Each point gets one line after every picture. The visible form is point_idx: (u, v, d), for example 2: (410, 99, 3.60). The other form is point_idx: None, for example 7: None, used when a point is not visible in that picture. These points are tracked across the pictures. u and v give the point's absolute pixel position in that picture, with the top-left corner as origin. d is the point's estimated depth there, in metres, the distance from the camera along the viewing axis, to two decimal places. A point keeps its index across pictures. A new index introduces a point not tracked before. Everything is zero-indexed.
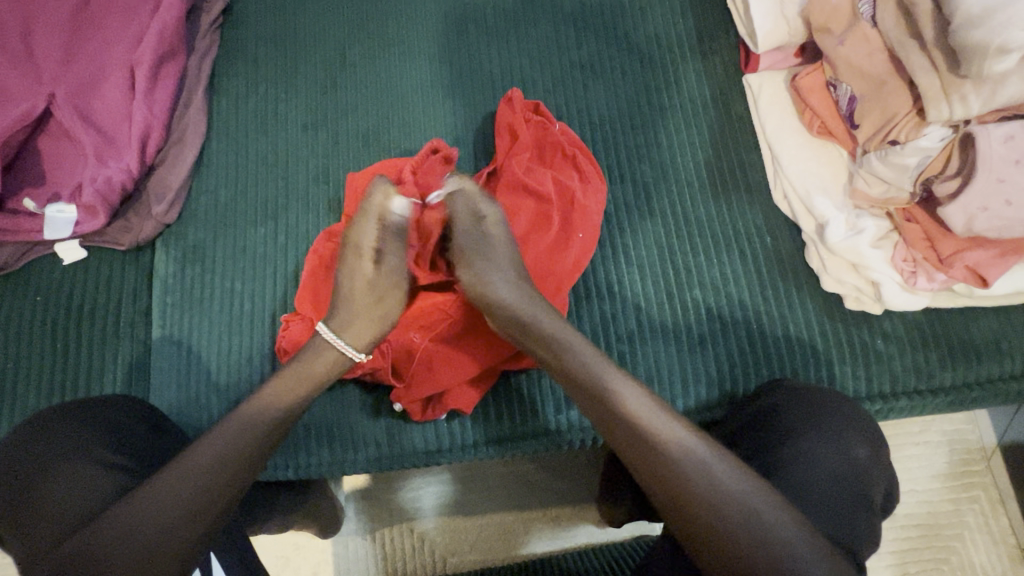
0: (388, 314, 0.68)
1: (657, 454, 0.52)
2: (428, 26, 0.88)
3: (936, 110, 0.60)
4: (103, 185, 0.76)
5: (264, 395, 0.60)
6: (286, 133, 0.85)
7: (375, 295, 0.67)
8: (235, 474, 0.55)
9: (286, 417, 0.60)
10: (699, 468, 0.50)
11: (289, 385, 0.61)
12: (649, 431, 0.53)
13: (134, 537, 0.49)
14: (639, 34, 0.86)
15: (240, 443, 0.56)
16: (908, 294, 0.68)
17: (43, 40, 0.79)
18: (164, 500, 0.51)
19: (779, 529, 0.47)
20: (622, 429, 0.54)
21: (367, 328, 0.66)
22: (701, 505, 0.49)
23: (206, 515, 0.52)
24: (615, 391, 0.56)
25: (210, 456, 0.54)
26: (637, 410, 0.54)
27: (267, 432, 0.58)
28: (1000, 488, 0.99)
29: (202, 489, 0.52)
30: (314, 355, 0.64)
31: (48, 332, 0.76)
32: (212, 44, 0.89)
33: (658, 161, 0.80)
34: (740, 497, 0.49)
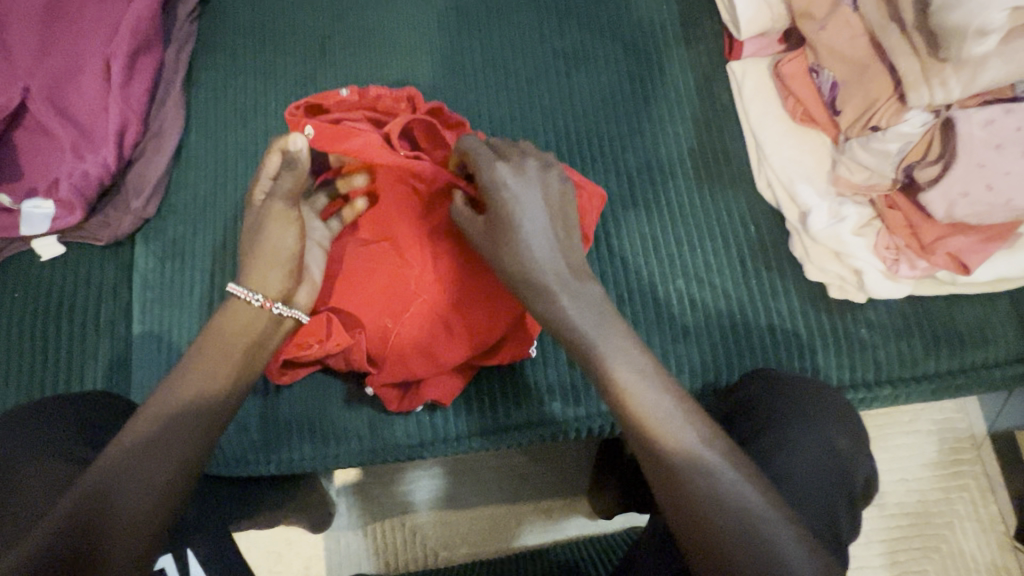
0: (281, 244, 0.60)
1: (668, 461, 0.49)
2: (409, 15, 0.86)
3: (916, 95, 0.59)
4: (80, 180, 0.76)
5: (195, 364, 0.54)
6: (265, 125, 0.84)
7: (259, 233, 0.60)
8: (176, 451, 0.50)
9: (219, 387, 0.54)
10: (703, 476, 0.48)
11: (216, 356, 0.55)
12: (661, 435, 0.49)
13: (75, 523, 0.45)
14: (622, 21, 0.85)
15: (172, 420, 0.50)
16: (890, 282, 0.68)
17: (16, 32, 0.78)
18: (99, 486, 0.47)
19: (778, 544, 0.45)
20: (635, 428, 0.50)
21: (262, 264, 0.59)
22: (704, 513, 0.47)
23: (146, 497, 0.47)
24: (634, 389, 0.51)
25: (142, 434, 0.50)
26: (653, 409, 0.50)
27: (205, 404, 0.52)
28: (989, 476, 0.99)
29: (137, 469, 0.48)
30: (222, 321, 0.57)
31: (27, 328, 0.76)
32: (190, 35, 0.88)
33: (641, 150, 0.79)
34: (739, 512, 0.46)
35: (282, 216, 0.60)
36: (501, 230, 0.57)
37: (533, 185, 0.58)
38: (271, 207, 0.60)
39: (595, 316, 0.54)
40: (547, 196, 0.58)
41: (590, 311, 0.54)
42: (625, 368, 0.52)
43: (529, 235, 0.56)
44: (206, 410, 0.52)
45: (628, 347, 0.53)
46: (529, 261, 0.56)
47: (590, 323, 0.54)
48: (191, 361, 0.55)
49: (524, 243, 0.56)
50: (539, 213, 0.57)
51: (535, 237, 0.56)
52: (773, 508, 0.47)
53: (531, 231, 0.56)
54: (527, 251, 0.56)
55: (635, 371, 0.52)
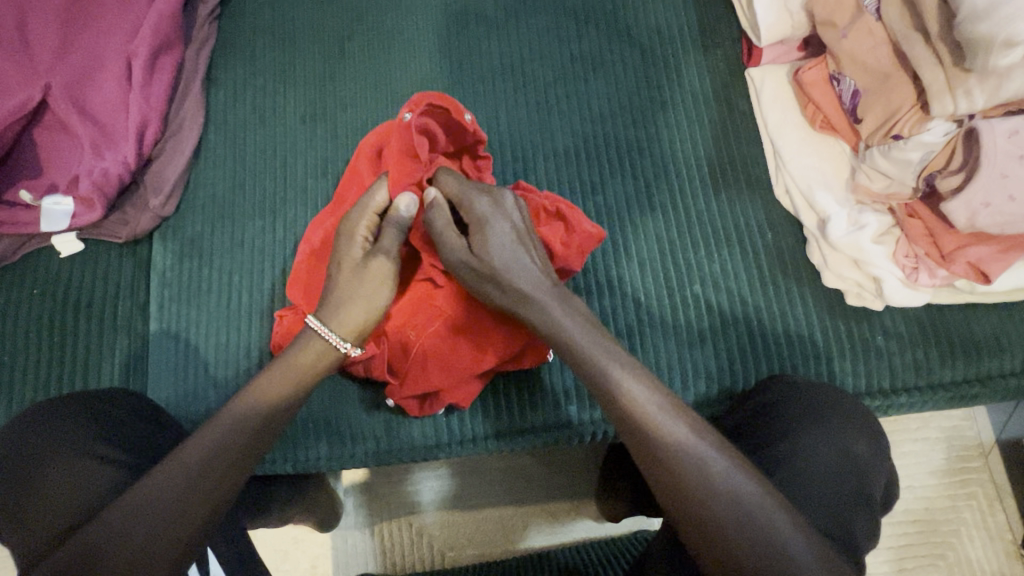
0: (374, 298, 0.61)
1: (663, 457, 0.50)
2: (427, 17, 0.87)
3: (940, 104, 0.60)
4: (100, 177, 0.76)
5: (252, 390, 0.56)
6: (284, 125, 0.84)
7: (358, 275, 0.61)
8: (225, 473, 0.52)
9: (276, 409, 0.56)
10: (696, 467, 0.49)
11: (278, 380, 0.57)
12: (651, 428, 0.51)
13: (127, 537, 0.48)
14: (641, 26, 0.85)
15: (227, 439, 0.53)
16: (909, 290, 0.68)
17: (39, 29, 0.78)
18: (149, 500, 0.49)
19: (777, 533, 0.46)
20: (627, 421, 0.53)
21: (355, 310, 0.60)
22: (704, 507, 0.48)
23: (195, 515, 0.50)
24: (622, 386, 0.53)
25: (195, 454, 0.52)
26: (640, 403, 0.52)
27: (257, 425, 0.55)
28: (997, 485, 0.99)
29: (186, 489, 0.50)
30: (300, 350, 0.59)
31: (44, 324, 0.76)
32: (210, 35, 0.88)
33: (659, 155, 0.80)
34: (734, 500, 0.47)
35: (382, 267, 0.62)
36: (481, 257, 0.60)
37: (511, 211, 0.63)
38: (379, 260, 0.62)
39: (582, 319, 0.58)
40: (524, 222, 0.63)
41: (577, 320, 0.58)
42: (613, 364, 0.55)
43: (506, 272, 0.59)
44: (260, 433, 0.55)
45: (612, 348, 0.57)
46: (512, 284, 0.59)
47: (575, 325, 0.58)
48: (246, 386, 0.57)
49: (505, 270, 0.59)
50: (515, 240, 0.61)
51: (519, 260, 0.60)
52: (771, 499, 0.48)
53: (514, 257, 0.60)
54: (511, 283, 0.59)
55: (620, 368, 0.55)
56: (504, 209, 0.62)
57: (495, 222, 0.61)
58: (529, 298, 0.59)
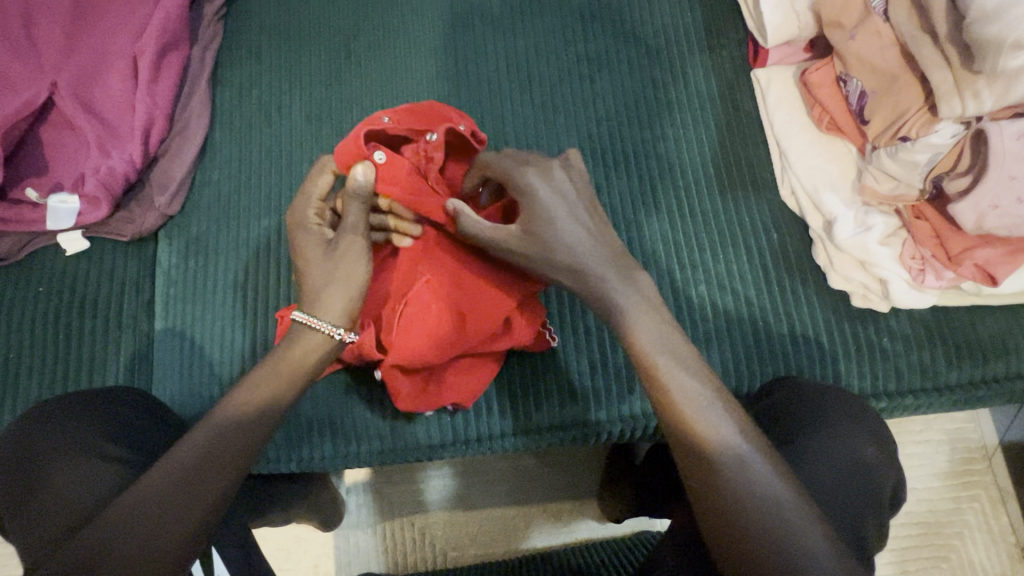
0: (351, 275, 0.58)
1: (706, 452, 0.49)
2: (433, 17, 0.87)
3: (948, 106, 0.60)
4: (106, 176, 0.76)
5: (242, 392, 0.55)
6: (289, 124, 0.84)
7: (331, 260, 0.59)
8: (222, 475, 0.51)
9: (266, 411, 0.54)
10: (740, 465, 0.48)
11: (270, 380, 0.55)
12: (699, 420, 0.50)
13: (126, 537, 0.47)
14: (647, 27, 0.85)
15: (218, 442, 0.52)
16: (915, 292, 0.68)
17: (46, 28, 0.78)
18: (143, 501, 0.49)
19: (807, 537, 0.45)
20: (673, 412, 0.51)
21: (335, 292, 0.58)
22: (739, 503, 0.47)
23: (192, 517, 0.49)
24: (674, 375, 0.51)
25: (186, 456, 0.51)
26: (689, 393, 0.51)
27: (247, 428, 0.53)
28: (1001, 487, 0.99)
29: (183, 491, 0.49)
30: (291, 345, 0.56)
31: (50, 322, 0.76)
32: (216, 34, 0.88)
33: (664, 155, 0.80)
34: (773, 502, 0.46)
35: (353, 244, 0.59)
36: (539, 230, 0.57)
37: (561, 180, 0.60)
38: (348, 237, 0.59)
39: (642, 297, 0.56)
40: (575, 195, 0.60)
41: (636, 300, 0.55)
42: (664, 353, 0.53)
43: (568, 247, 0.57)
44: (254, 436, 0.53)
45: (666, 334, 0.54)
46: (556, 249, 0.57)
47: (632, 308, 0.55)
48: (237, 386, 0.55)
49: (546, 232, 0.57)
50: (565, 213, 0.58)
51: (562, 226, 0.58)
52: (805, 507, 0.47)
53: (560, 230, 0.57)
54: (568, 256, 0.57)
55: (671, 357, 0.53)
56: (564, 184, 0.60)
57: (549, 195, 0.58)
58: (583, 273, 0.57)
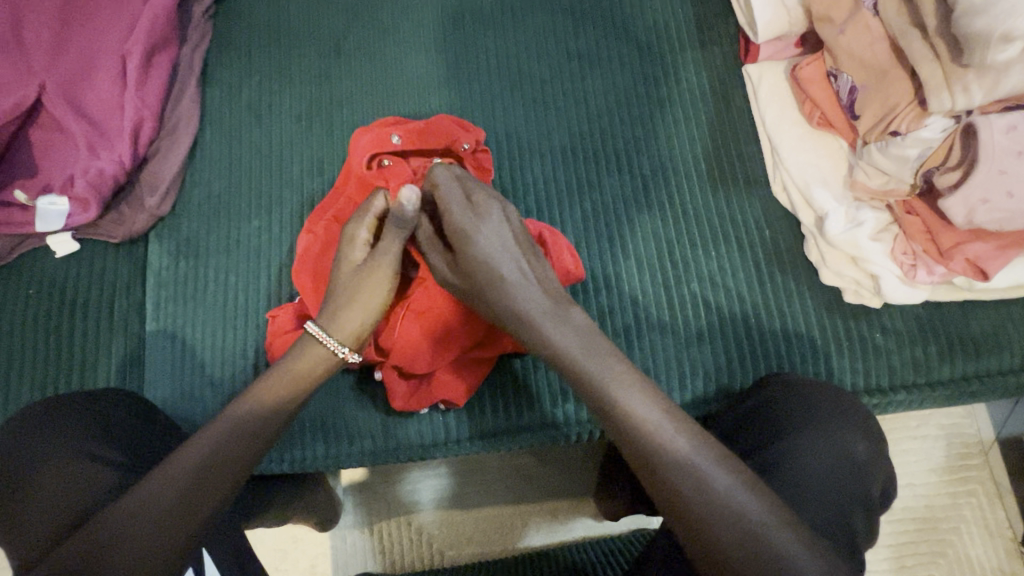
0: (370, 301, 0.61)
1: (661, 473, 0.48)
2: (424, 15, 0.86)
3: (937, 100, 0.59)
4: (95, 177, 0.76)
5: (252, 393, 0.55)
6: (279, 124, 0.84)
7: (357, 281, 0.61)
8: (223, 480, 0.51)
9: (277, 413, 0.55)
10: (694, 482, 0.47)
11: (277, 386, 0.56)
12: (650, 442, 0.49)
13: (126, 543, 0.47)
14: (638, 23, 0.85)
15: (229, 442, 0.52)
16: (907, 287, 0.68)
17: (33, 29, 0.78)
18: (149, 502, 0.48)
19: (778, 545, 0.45)
20: (621, 435, 0.51)
21: (354, 316, 0.60)
22: (696, 516, 0.46)
23: (189, 523, 0.49)
24: (622, 400, 0.51)
25: (194, 456, 0.51)
26: (637, 416, 0.50)
27: (255, 430, 0.54)
28: (998, 482, 0.98)
29: (191, 491, 0.50)
30: (301, 355, 0.58)
31: (40, 325, 0.76)
32: (205, 34, 0.88)
33: (656, 153, 0.79)
34: (733, 513, 0.46)
35: (381, 273, 0.61)
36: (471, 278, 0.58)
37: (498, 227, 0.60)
38: (376, 266, 0.61)
39: (579, 327, 0.56)
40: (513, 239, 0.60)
41: (574, 332, 0.55)
42: (617, 379, 0.52)
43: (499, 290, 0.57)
44: (259, 436, 0.54)
45: (611, 360, 0.53)
46: (503, 305, 0.57)
47: (570, 338, 0.55)
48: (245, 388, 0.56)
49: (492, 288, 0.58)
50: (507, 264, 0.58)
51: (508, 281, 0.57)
52: (774, 511, 0.46)
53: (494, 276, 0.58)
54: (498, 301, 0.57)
55: (624, 382, 0.52)
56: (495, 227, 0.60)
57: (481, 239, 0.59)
58: (518, 317, 0.57)
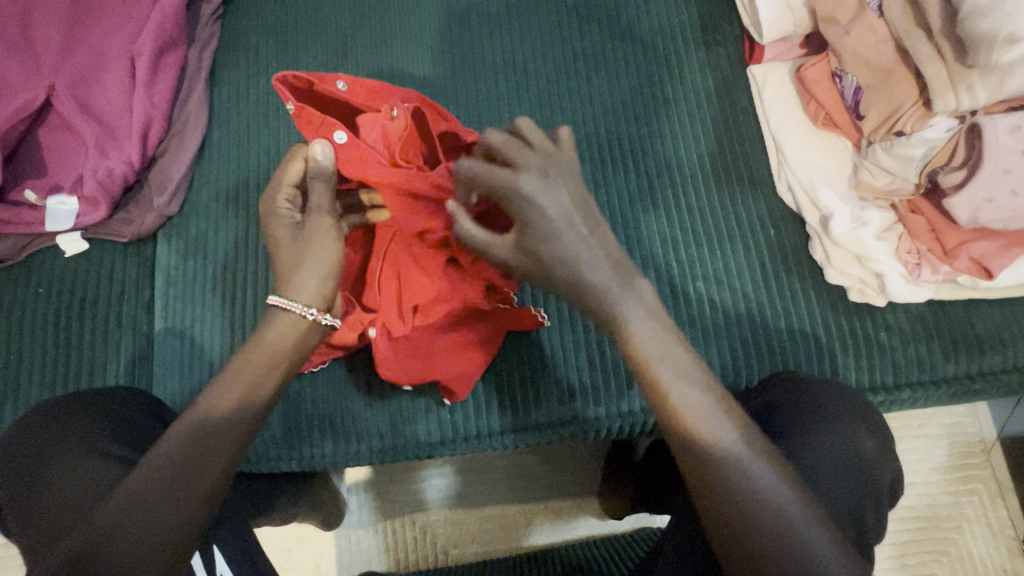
0: (322, 256, 0.56)
1: (710, 464, 0.48)
2: (430, 17, 0.87)
3: (942, 101, 0.60)
4: (105, 177, 0.76)
5: (225, 387, 0.53)
6: (287, 124, 0.84)
7: (304, 240, 0.57)
8: (211, 471, 0.50)
9: (254, 407, 0.53)
10: (742, 475, 0.48)
11: (247, 374, 0.54)
12: (701, 433, 0.49)
13: (118, 537, 0.47)
14: (643, 24, 0.85)
15: (206, 437, 0.51)
16: (911, 286, 0.68)
17: (43, 30, 0.78)
18: (135, 498, 0.48)
19: (812, 540, 0.46)
20: (675, 426, 0.49)
21: (309, 276, 0.56)
22: (740, 509, 0.47)
23: (180, 516, 0.49)
24: (679, 388, 0.50)
25: (172, 453, 0.50)
26: (691, 407, 0.49)
27: (234, 424, 0.52)
28: (999, 480, 0.99)
29: (172, 487, 0.49)
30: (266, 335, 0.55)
31: (49, 324, 0.76)
32: (213, 34, 0.88)
33: (661, 153, 0.80)
34: (777, 511, 0.46)
35: (323, 224, 0.57)
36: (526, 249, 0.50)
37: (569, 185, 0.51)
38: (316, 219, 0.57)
39: (645, 307, 0.51)
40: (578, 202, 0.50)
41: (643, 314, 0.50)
42: (673, 362, 0.50)
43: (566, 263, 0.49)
44: (238, 429, 0.52)
45: (674, 348, 0.51)
46: (570, 279, 0.50)
47: (640, 323, 0.50)
48: (220, 379, 0.54)
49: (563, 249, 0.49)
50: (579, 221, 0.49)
51: (576, 243, 0.49)
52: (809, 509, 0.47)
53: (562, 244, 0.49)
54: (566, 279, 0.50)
55: (681, 371, 0.50)
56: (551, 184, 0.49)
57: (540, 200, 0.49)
58: (587, 292, 0.50)
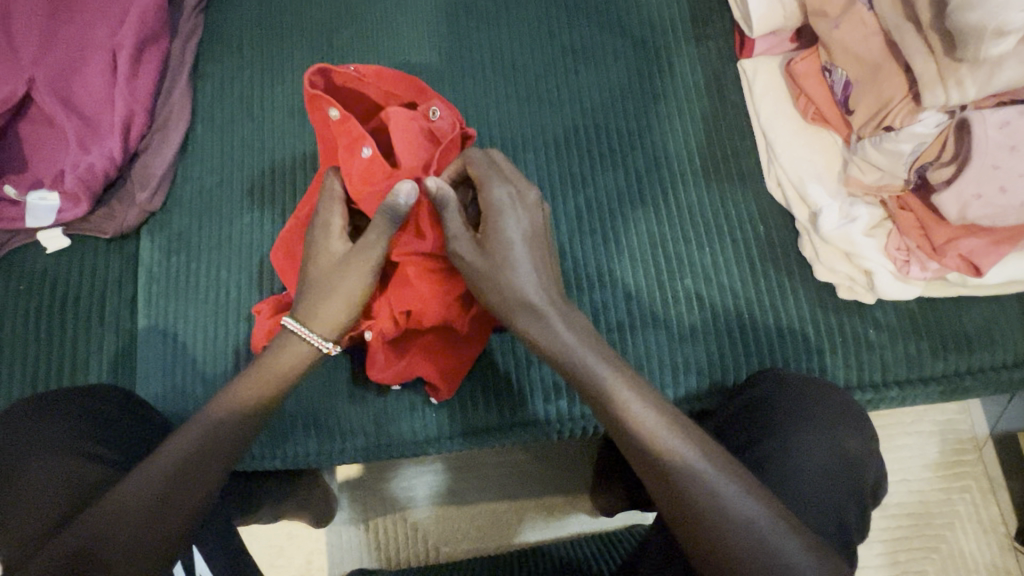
0: (355, 291, 0.59)
1: (672, 486, 0.49)
2: (417, 9, 0.85)
3: (931, 95, 0.59)
4: (85, 172, 0.75)
5: (234, 391, 0.56)
6: (271, 119, 0.83)
7: (340, 273, 0.59)
8: (212, 472, 0.52)
9: (259, 412, 0.56)
10: (706, 492, 0.48)
11: (253, 382, 0.57)
12: (660, 454, 0.50)
13: (110, 538, 0.47)
14: (633, 17, 0.84)
15: (210, 440, 0.53)
16: (900, 283, 0.67)
17: (21, 22, 0.77)
18: (132, 500, 0.49)
19: (783, 545, 0.47)
20: (633, 449, 0.52)
21: (336, 309, 0.59)
22: (709, 526, 0.48)
23: (182, 511, 0.50)
24: (633, 413, 0.52)
25: (175, 455, 0.52)
26: (648, 428, 0.51)
27: (238, 428, 0.55)
28: (991, 478, 0.99)
29: (172, 488, 0.50)
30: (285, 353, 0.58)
31: (31, 321, 0.75)
32: (196, 27, 0.87)
33: (650, 148, 0.79)
34: (745, 523, 0.47)
35: (365, 262, 0.59)
36: (486, 255, 0.57)
37: (533, 214, 0.60)
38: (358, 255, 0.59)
39: (583, 332, 0.57)
40: (540, 227, 0.60)
41: (583, 338, 0.56)
42: (623, 387, 0.53)
43: (511, 267, 0.57)
44: (242, 432, 0.55)
45: (621, 371, 0.54)
46: (518, 293, 0.57)
47: (581, 347, 0.55)
48: (226, 385, 0.57)
49: (511, 272, 0.57)
50: (528, 247, 0.58)
51: (528, 273, 0.57)
52: (778, 517, 0.48)
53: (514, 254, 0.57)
54: (512, 287, 0.57)
55: (633, 393, 0.53)
56: (525, 204, 0.60)
57: (511, 215, 0.59)
58: (537, 310, 0.57)
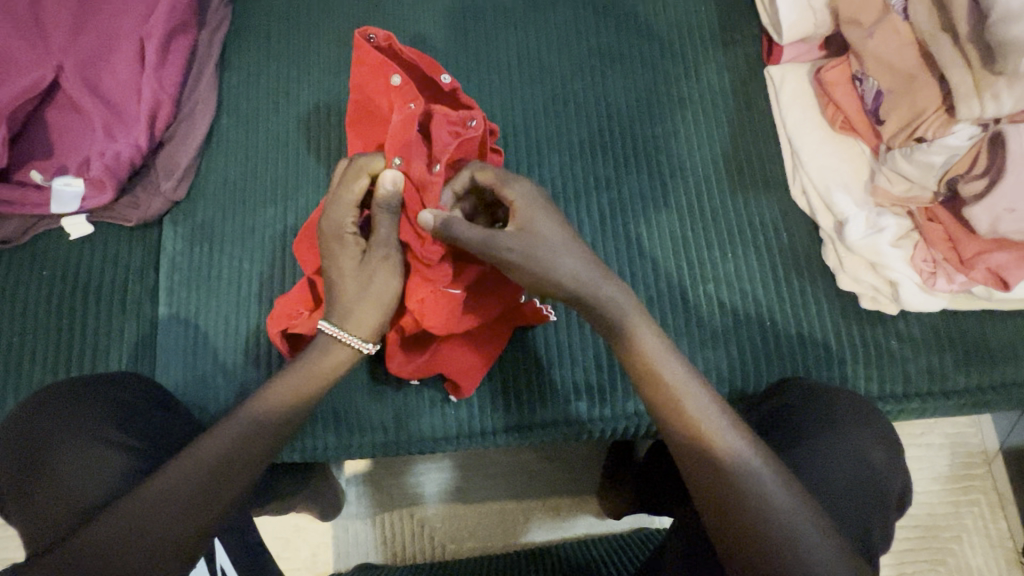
0: (386, 288, 0.60)
1: (718, 468, 0.50)
2: (444, 7, 0.85)
3: (966, 107, 0.59)
4: (111, 160, 0.75)
5: (276, 388, 0.57)
6: (297, 112, 0.83)
7: (369, 274, 0.60)
8: (247, 468, 0.54)
9: (301, 409, 0.57)
10: (748, 477, 0.49)
11: (298, 381, 0.58)
12: (708, 436, 0.51)
13: (147, 529, 0.49)
14: (661, 21, 0.84)
15: (250, 438, 0.54)
16: (925, 295, 0.67)
17: (52, 9, 0.77)
18: (167, 491, 0.51)
19: (816, 539, 0.47)
20: (681, 427, 0.52)
21: (369, 313, 0.60)
22: (749, 511, 0.48)
23: (210, 513, 0.51)
24: (686, 390, 0.53)
25: (215, 450, 0.53)
26: (698, 409, 0.52)
27: (277, 427, 0.56)
28: (1000, 492, 0.98)
29: (208, 483, 0.52)
30: (318, 357, 0.59)
31: (53, 307, 0.76)
32: (224, 18, 0.87)
33: (674, 152, 0.79)
34: (785, 513, 0.48)
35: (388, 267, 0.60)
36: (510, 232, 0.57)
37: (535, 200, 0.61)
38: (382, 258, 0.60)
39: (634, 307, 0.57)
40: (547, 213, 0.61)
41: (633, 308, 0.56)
42: (675, 365, 0.54)
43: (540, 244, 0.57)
44: (281, 431, 0.56)
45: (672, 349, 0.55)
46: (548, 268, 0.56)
47: (635, 318, 0.56)
48: (270, 382, 0.58)
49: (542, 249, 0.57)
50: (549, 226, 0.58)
51: (560, 252, 0.57)
52: (813, 514, 0.48)
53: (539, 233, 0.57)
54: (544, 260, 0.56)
55: (684, 375, 0.54)
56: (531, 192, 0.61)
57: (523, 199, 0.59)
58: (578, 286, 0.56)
